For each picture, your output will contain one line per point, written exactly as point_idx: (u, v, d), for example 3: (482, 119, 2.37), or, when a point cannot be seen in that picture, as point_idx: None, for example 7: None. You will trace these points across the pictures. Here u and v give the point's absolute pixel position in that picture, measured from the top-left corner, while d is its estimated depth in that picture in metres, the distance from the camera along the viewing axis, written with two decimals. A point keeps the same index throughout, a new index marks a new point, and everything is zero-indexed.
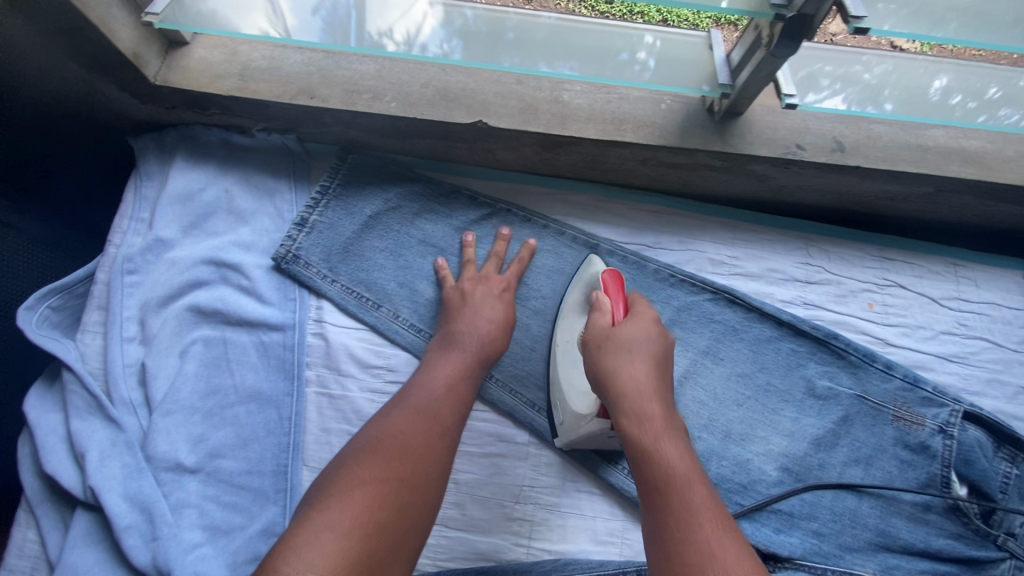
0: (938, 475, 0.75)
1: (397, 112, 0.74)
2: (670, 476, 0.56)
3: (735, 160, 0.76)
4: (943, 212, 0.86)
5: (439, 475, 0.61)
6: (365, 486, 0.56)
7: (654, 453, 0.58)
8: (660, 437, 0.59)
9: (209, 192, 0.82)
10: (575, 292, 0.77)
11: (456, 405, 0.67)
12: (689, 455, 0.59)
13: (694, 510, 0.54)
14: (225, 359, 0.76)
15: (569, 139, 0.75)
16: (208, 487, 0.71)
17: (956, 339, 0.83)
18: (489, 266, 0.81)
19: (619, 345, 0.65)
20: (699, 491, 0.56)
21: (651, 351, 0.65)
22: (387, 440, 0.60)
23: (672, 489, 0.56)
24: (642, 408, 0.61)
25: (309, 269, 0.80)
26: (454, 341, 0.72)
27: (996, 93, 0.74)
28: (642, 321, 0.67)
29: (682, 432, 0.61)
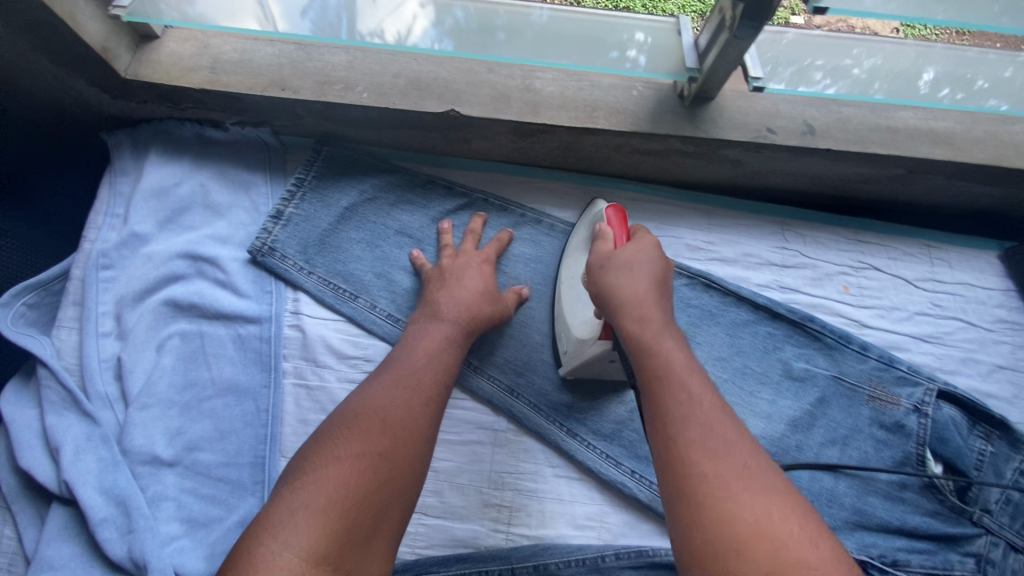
0: (913, 453, 0.76)
1: (370, 102, 0.74)
2: (670, 371, 0.56)
3: (706, 145, 0.77)
4: (917, 195, 0.86)
5: (422, 449, 0.60)
6: (342, 461, 0.54)
7: (654, 353, 0.58)
8: (660, 339, 0.59)
9: (184, 186, 0.82)
10: (581, 230, 0.79)
11: (439, 378, 0.66)
12: (688, 356, 0.58)
13: (693, 401, 0.54)
14: (202, 352, 0.76)
15: (542, 126, 0.76)
16: (186, 480, 0.71)
17: (930, 319, 0.84)
18: (467, 244, 0.81)
19: (619, 265, 0.64)
20: (697, 384, 0.56)
21: (652, 270, 0.63)
22: (366, 414, 0.59)
23: (672, 381, 0.55)
24: (643, 314, 0.60)
25: (285, 261, 0.80)
26: (434, 312, 0.72)
27: (985, 84, 0.75)
28: (642, 244, 0.66)
29: (683, 338, 0.60)
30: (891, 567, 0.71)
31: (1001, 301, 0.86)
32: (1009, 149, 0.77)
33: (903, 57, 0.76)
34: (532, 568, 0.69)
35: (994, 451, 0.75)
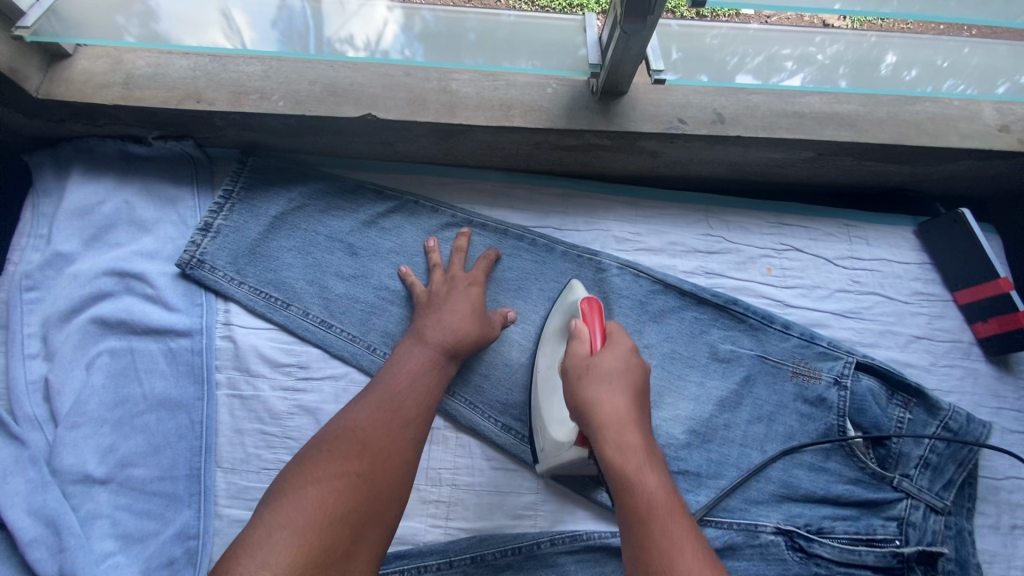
0: (835, 424, 0.79)
1: (286, 110, 0.75)
2: (650, 508, 0.58)
3: (622, 138, 0.79)
4: (833, 175, 0.90)
5: (400, 475, 0.61)
6: (321, 482, 0.57)
7: (634, 482, 0.59)
8: (641, 469, 0.60)
9: (109, 204, 0.82)
10: (557, 318, 0.78)
11: (421, 400, 0.68)
12: (669, 488, 0.60)
13: (675, 542, 0.55)
14: (132, 368, 0.76)
15: (459, 126, 0.77)
16: (120, 497, 0.71)
17: (850, 296, 0.87)
18: (456, 263, 0.81)
19: (599, 378, 0.66)
20: (676, 522, 0.57)
21: (629, 380, 0.66)
22: (348, 435, 0.62)
23: (655, 519, 0.57)
24: (624, 440, 0.62)
25: (214, 272, 0.80)
26: (420, 335, 0.73)
27: (944, 63, 0.80)
28: (619, 351, 0.68)
29: (660, 462, 0.63)
30: (817, 535, 0.75)
31: (916, 275, 0.89)
32: (911, 128, 0.80)
33: (868, 43, 0.79)
34: (469, 559, 0.71)
35: (912, 418, 0.79)
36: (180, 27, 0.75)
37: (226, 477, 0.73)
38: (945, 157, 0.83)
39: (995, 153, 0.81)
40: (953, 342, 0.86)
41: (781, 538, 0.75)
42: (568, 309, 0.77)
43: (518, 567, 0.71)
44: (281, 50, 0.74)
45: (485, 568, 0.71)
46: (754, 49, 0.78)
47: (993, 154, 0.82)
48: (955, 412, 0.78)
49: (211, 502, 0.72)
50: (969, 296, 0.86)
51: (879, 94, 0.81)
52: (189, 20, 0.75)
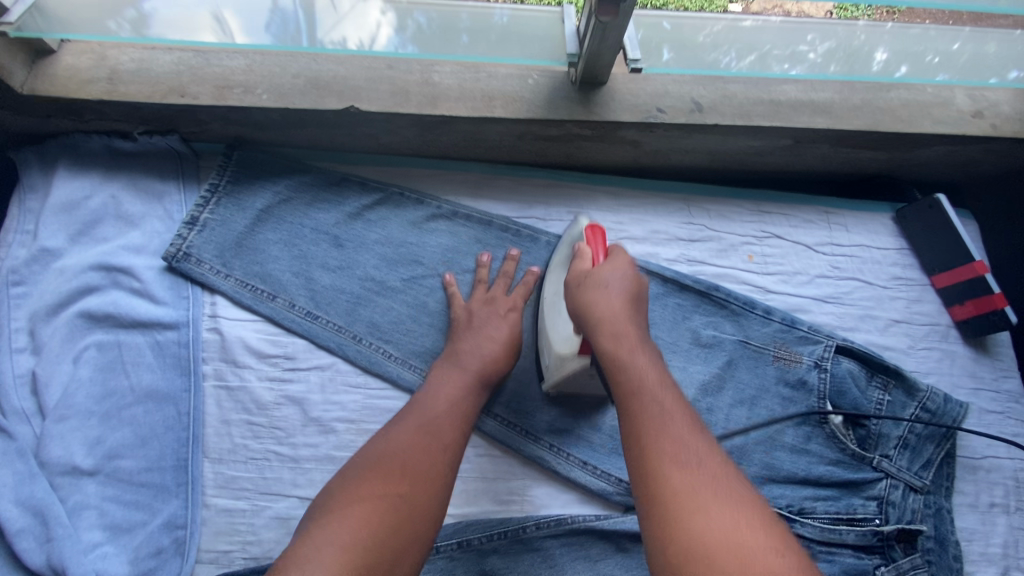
0: (815, 407, 0.80)
1: (270, 103, 0.76)
2: (643, 390, 0.58)
3: (602, 127, 0.80)
4: (811, 162, 0.91)
5: (442, 496, 0.60)
6: (365, 502, 0.56)
7: (627, 370, 0.60)
8: (635, 356, 0.61)
9: (95, 200, 0.82)
10: (562, 250, 0.80)
11: (459, 420, 0.67)
12: (663, 373, 0.61)
13: (668, 421, 0.56)
14: (119, 361, 0.76)
15: (442, 117, 0.78)
16: (108, 488, 0.71)
17: (830, 281, 0.89)
18: (499, 286, 0.82)
19: (597, 282, 0.67)
20: (669, 401, 0.58)
21: (627, 289, 0.66)
22: (388, 456, 0.61)
23: (648, 398, 0.58)
24: (617, 332, 0.63)
25: (201, 266, 0.81)
26: (458, 357, 0.74)
27: (934, 59, 0.82)
28: (618, 262, 0.68)
29: (655, 353, 0.63)
30: (798, 515, 0.76)
31: (894, 260, 0.91)
32: (885, 115, 0.82)
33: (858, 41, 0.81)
34: (455, 545, 0.72)
35: (891, 400, 0.80)
36: (169, 28, 0.76)
37: (213, 468, 0.74)
38: (919, 144, 0.85)
39: (968, 138, 0.83)
40: (931, 325, 0.87)
41: None
42: (573, 239, 0.78)
43: (504, 551, 0.72)
44: (275, 41, 0.75)
45: (471, 553, 0.72)
46: (743, 45, 0.80)
47: (967, 139, 0.83)
48: (933, 393, 0.80)
49: (199, 492, 0.73)
50: (947, 280, 0.87)
51: (852, 80, 0.83)
52: (178, 19, 0.76)
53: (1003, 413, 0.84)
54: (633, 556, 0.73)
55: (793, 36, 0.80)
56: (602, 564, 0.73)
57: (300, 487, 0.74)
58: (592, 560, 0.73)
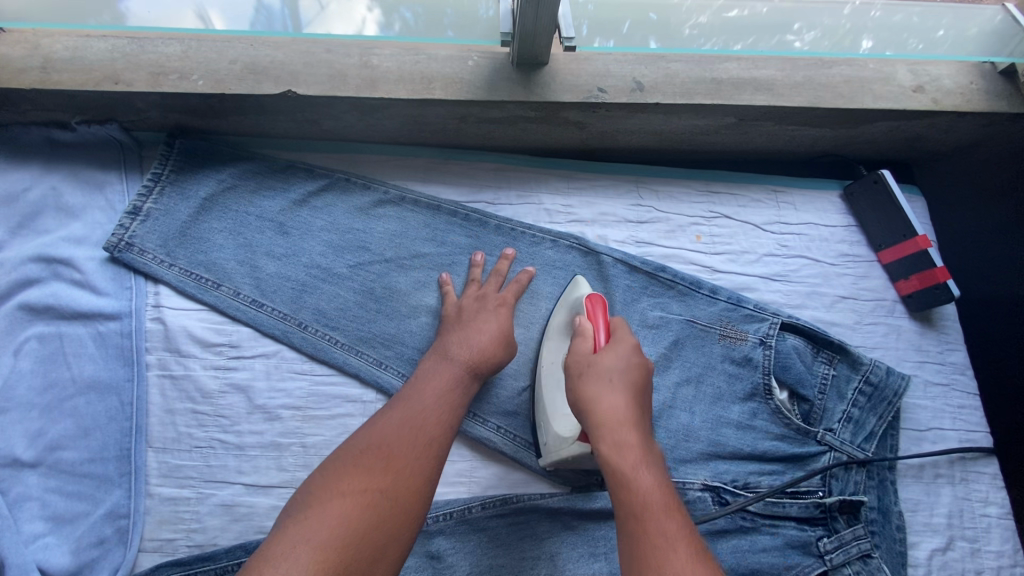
0: (761, 383, 0.81)
1: (205, 89, 0.76)
2: (645, 503, 0.57)
3: (544, 108, 0.80)
4: (759, 141, 0.92)
5: (424, 492, 0.61)
6: (345, 497, 0.57)
7: (631, 482, 0.59)
8: (637, 466, 0.60)
9: (35, 191, 0.81)
10: (560, 315, 0.79)
11: (445, 416, 0.67)
12: (667, 486, 0.59)
13: (670, 544, 0.55)
14: (61, 353, 0.76)
15: (381, 100, 0.78)
16: (50, 479, 0.71)
17: (778, 260, 0.89)
18: (491, 283, 0.82)
19: (598, 376, 0.66)
20: (669, 525, 0.56)
21: (630, 378, 0.65)
22: (371, 450, 0.61)
23: (650, 519, 0.56)
24: (621, 436, 0.61)
25: (144, 255, 0.80)
26: (450, 354, 0.73)
27: (918, 45, 0.83)
28: (621, 350, 0.68)
29: (659, 459, 0.62)
30: (743, 490, 0.77)
31: (842, 237, 0.91)
32: (826, 91, 0.82)
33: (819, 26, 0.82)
34: None
35: (836, 374, 0.82)
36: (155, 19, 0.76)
37: (157, 457, 0.74)
38: (862, 120, 0.85)
39: (909, 113, 0.83)
40: (877, 301, 0.88)
41: (708, 494, 0.76)
42: (572, 305, 0.78)
43: (449, 533, 0.73)
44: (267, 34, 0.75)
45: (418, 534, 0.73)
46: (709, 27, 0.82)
47: (909, 114, 0.84)
48: (876, 366, 0.81)
49: (142, 482, 0.73)
50: (892, 255, 0.88)
51: (792, 56, 0.83)
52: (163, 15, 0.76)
53: (949, 386, 0.85)
54: (579, 534, 0.74)
55: (777, 23, 0.82)
56: (548, 542, 0.73)
57: (245, 474, 0.74)
58: (537, 539, 0.73)
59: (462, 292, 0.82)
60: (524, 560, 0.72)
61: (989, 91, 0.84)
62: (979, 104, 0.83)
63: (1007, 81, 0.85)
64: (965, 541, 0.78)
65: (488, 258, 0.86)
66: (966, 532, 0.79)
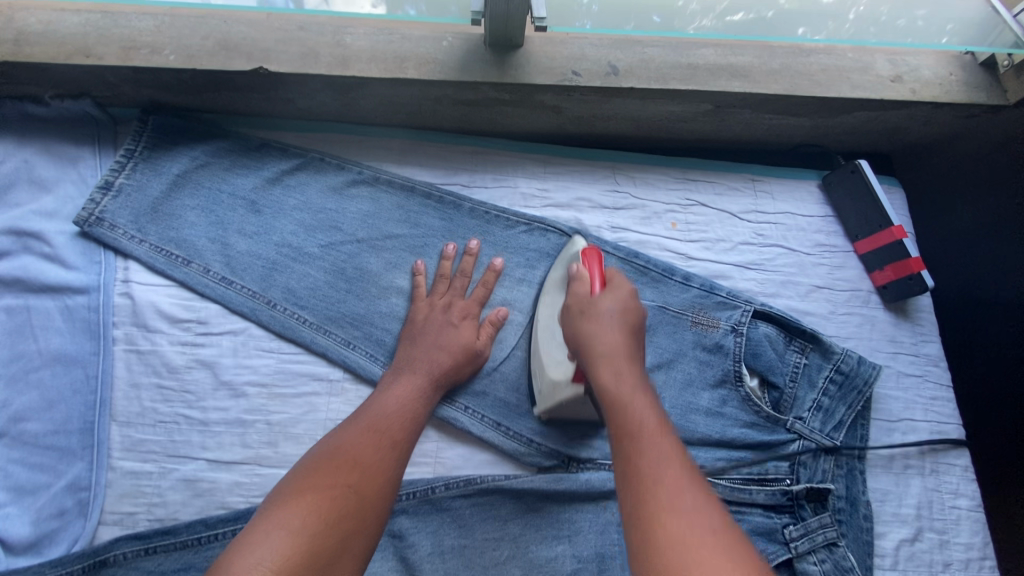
0: (731, 370, 0.80)
1: (176, 64, 0.76)
2: (638, 425, 0.59)
3: (518, 91, 0.80)
4: (737, 130, 0.92)
5: (391, 488, 0.61)
6: (316, 488, 0.57)
7: (626, 404, 0.61)
8: (632, 391, 0.62)
9: (7, 165, 0.81)
10: (558, 270, 0.80)
11: (408, 424, 0.69)
12: (658, 410, 0.62)
13: (661, 458, 0.56)
14: (28, 325, 0.76)
15: (354, 79, 0.78)
16: (12, 451, 0.71)
17: (753, 248, 0.89)
18: (458, 284, 0.81)
19: (595, 315, 0.69)
20: (667, 449, 0.57)
21: (626, 319, 0.70)
22: (339, 451, 0.62)
23: (644, 437, 0.58)
24: (616, 367, 0.65)
25: (115, 230, 0.80)
26: (415, 364, 0.74)
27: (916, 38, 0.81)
28: (619, 294, 0.71)
29: (653, 394, 0.64)
30: (710, 476, 0.76)
31: (819, 227, 0.91)
32: (803, 79, 0.82)
33: (825, 30, 0.80)
34: None
35: (808, 363, 0.81)
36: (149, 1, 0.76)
37: (120, 431, 0.74)
38: (840, 109, 0.85)
39: (886, 102, 0.83)
40: (852, 291, 0.87)
41: None
42: (570, 258, 0.79)
43: (412, 512, 0.73)
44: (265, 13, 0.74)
45: None
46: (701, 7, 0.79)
47: (887, 103, 0.83)
48: (847, 355, 0.81)
49: (104, 455, 0.72)
50: (868, 245, 0.88)
51: (770, 42, 0.82)
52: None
53: (922, 377, 0.85)
54: (543, 515, 0.74)
55: (779, 28, 0.80)
56: (511, 524, 0.73)
57: (208, 449, 0.74)
58: (501, 521, 0.73)
59: (430, 289, 0.82)
60: (486, 540, 0.72)
61: (968, 82, 0.83)
62: (958, 95, 0.82)
63: (988, 72, 0.84)
64: (933, 533, 0.78)
65: (461, 248, 0.85)
66: (936, 524, 0.78)
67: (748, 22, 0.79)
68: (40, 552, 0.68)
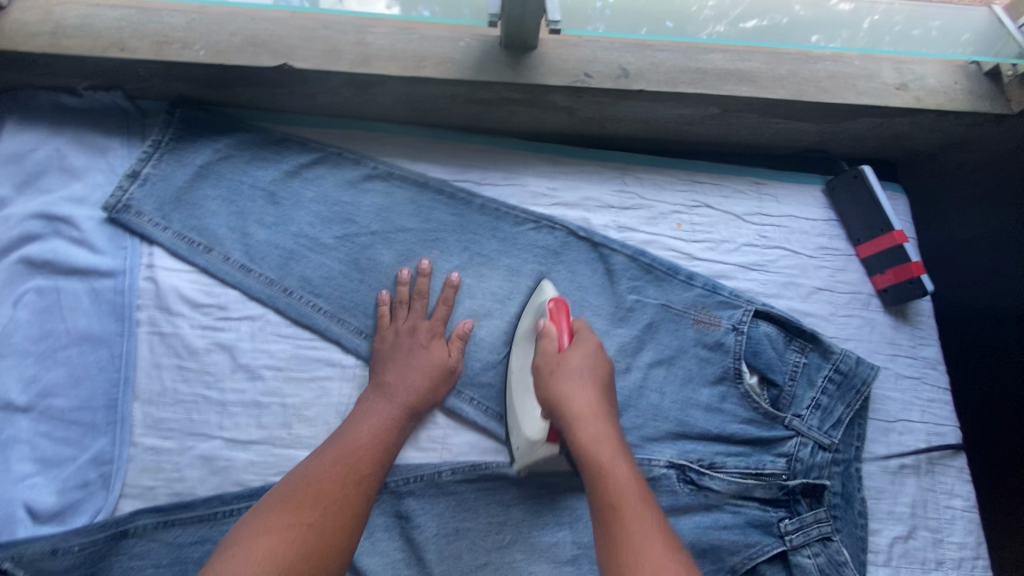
0: (731, 367, 0.82)
1: (205, 59, 0.79)
2: (616, 488, 0.64)
3: (531, 91, 0.83)
4: (744, 133, 0.94)
5: (352, 528, 0.64)
6: (275, 531, 0.61)
7: (604, 467, 0.66)
8: (608, 454, 0.67)
9: (40, 152, 0.85)
10: (526, 320, 0.82)
11: (378, 456, 0.70)
12: (634, 470, 0.67)
13: (639, 522, 0.62)
14: (57, 306, 0.79)
15: (373, 76, 0.81)
16: (40, 424, 0.75)
17: (756, 250, 0.91)
18: (417, 306, 0.82)
19: (567, 372, 0.73)
20: (644, 513, 0.63)
21: (595, 374, 0.74)
22: (304, 488, 0.65)
23: (622, 501, 0.63)
24: (591, 428, 0.69)
25: (141, 217, 0.84)
26: (386, 388, 0.76)
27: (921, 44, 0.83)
28: (588, 350, 0.75)
29: (627, 451, 0.69)
30: (708, 469, 0.78)
31: (822, 231, 0.93)
32: (809, 85, 0.84)
33: (837, 38, 0.82)
34: None
35: (808, 362, 0.83)
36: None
37: (143, 409, 0.77)
38: (845, 115, 0.87)
39: (891, 109, 0.85)
40: (853, 294, 0.89)
41: (674, 471, 0.78)
42: (538, 308, 0.82)
43: (419, 495, 0.76)
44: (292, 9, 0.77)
45: (389, 495, 0.76)
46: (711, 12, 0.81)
47: (892, 111, 0.85)
48: (846, 355, 0.82)
49: (127, 431, 0.76)
50: (870, 249, 0.90)
51: (778, 48, 0.84)
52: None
53: (920, 379, 0.86)
54: (545, 503, 0.76)
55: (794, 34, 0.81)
56: (514, 510, 0.76)
57: (225, 429, 0.77)
58: (504, 506, 0.76)
59: (394, 313, 0.82)
60: (490, 525, 0.75)
61: (972, 91, 0.85)
62: (962, 104, 0.84)
63: (991, 82, 0.85)
64: (927, 531, 0.79)
65: (415, 268, 0.85)
66: (929, 523, 0.80)
67: (761, 30, 0.82)
68: (65, 521, 0.72)
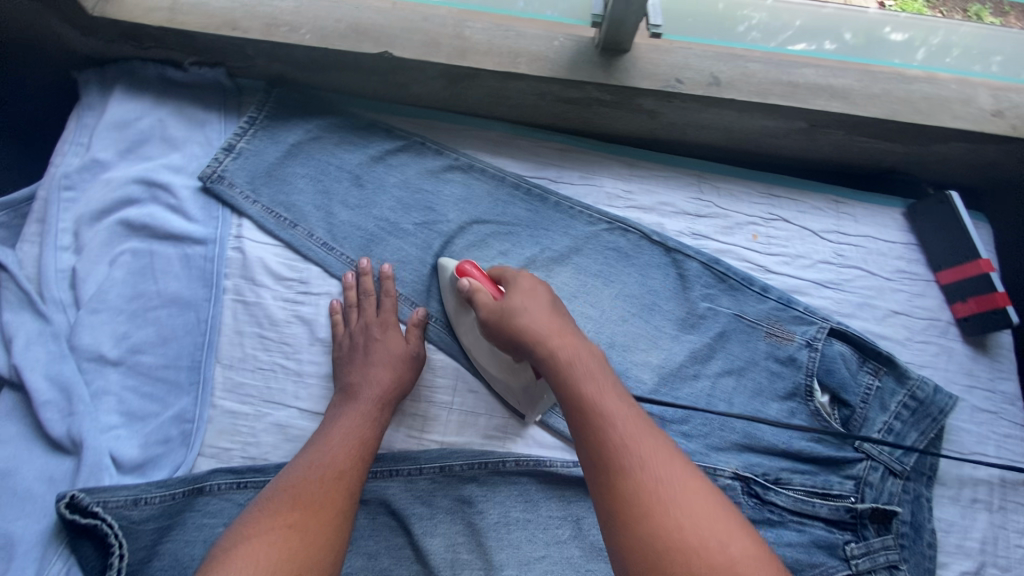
0: (802, 383, 0.81)
1: (311, 43, 0.82)
2: (586, 404, 0.58)
3: (621, 93, 0.84)
4: (828, 150, 0.93)
5: (341, 522, 0.62)
6: (254, 539, 0.57)
7: (570, 385, 0.60)
8: (572, 370, 0.61)
9: (144, 121, 0.89)
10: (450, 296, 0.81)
11: (355, 452, 0.69)
12: (605, 377, 0.61)
13: (618, 431, 0.56)
14: (151, 268, 0.83)
15: (468, 69, 0.83)
16: (129, 378, 0.78)
17: (832, 267, 0.90)
18: (366, 303, 0.82)
19: (512, 309, 0.67)
20: (623, 418, 0.57)
21: (541, 301, 0.67)
22: (280, 495, 0.62)
23: (594, 412, 0.57)
24: (551, 349, 0.63)
25: (232, 189, 0.87)
26: (350, 392, 0.75)
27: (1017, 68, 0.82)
28: (523, 281, 0.70)
29: (599, 359, 0.63)
30: (773, 484, 0.77)
31: (900, 254, 0.91)
32: (904, 106, 0.83)
33: (918, 59, 0.81)
34: (438, 468, 0.77)
35: (881, 385, 0.81)
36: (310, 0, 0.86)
37: (224, 372, 0.80)
38: (936, 138, 0.85)
39: (985, 137, 0.83)
40: (930, 320, 0.88)
41: (738, 483, 0.78)
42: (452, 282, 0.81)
43: (481, 481, 0.77)
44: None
45: (452, 478, 0.76)
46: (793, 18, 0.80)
47: (986, 137, 0.83)
48: (923, 382, 0.80)
49: (207, 392, 0.79)
50: (951, 276, 0.88)
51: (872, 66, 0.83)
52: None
53: (997, 414, 0.84)
54: None
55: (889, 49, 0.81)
56: (575, 506, 0.76)
57: (300, 399, 0.79)
58: (566, 501, 0.76)
59: (342, 312, 0.82)
60: (550, 519, 0.75)
61: None
62: None
63: None
64: (997, 569, 0.77)
65: (354, 270, 0.85)
66: (999, 560, 0.77)
67: (854, 45, 0.81)
68: (145, 474, 0.74)
